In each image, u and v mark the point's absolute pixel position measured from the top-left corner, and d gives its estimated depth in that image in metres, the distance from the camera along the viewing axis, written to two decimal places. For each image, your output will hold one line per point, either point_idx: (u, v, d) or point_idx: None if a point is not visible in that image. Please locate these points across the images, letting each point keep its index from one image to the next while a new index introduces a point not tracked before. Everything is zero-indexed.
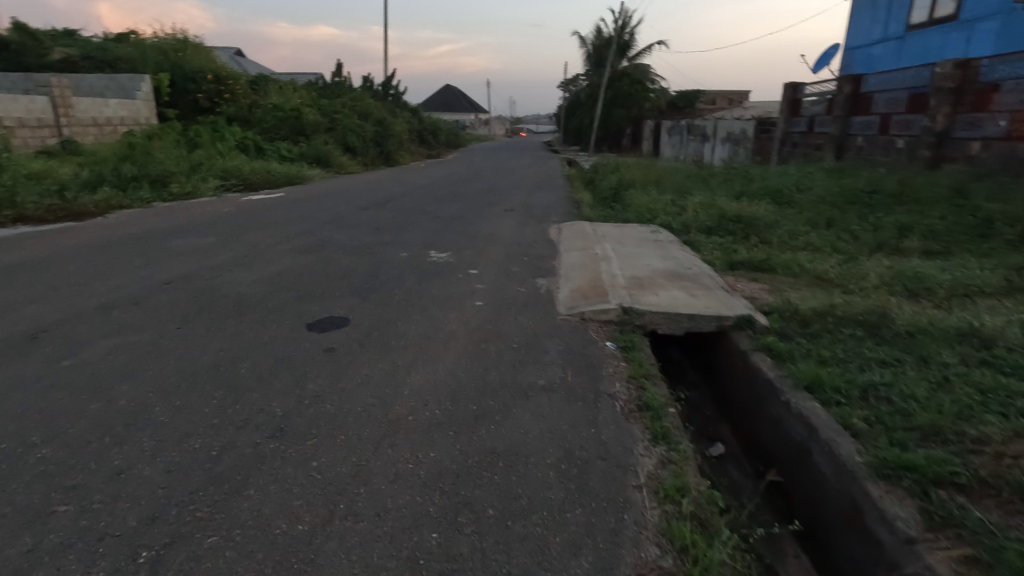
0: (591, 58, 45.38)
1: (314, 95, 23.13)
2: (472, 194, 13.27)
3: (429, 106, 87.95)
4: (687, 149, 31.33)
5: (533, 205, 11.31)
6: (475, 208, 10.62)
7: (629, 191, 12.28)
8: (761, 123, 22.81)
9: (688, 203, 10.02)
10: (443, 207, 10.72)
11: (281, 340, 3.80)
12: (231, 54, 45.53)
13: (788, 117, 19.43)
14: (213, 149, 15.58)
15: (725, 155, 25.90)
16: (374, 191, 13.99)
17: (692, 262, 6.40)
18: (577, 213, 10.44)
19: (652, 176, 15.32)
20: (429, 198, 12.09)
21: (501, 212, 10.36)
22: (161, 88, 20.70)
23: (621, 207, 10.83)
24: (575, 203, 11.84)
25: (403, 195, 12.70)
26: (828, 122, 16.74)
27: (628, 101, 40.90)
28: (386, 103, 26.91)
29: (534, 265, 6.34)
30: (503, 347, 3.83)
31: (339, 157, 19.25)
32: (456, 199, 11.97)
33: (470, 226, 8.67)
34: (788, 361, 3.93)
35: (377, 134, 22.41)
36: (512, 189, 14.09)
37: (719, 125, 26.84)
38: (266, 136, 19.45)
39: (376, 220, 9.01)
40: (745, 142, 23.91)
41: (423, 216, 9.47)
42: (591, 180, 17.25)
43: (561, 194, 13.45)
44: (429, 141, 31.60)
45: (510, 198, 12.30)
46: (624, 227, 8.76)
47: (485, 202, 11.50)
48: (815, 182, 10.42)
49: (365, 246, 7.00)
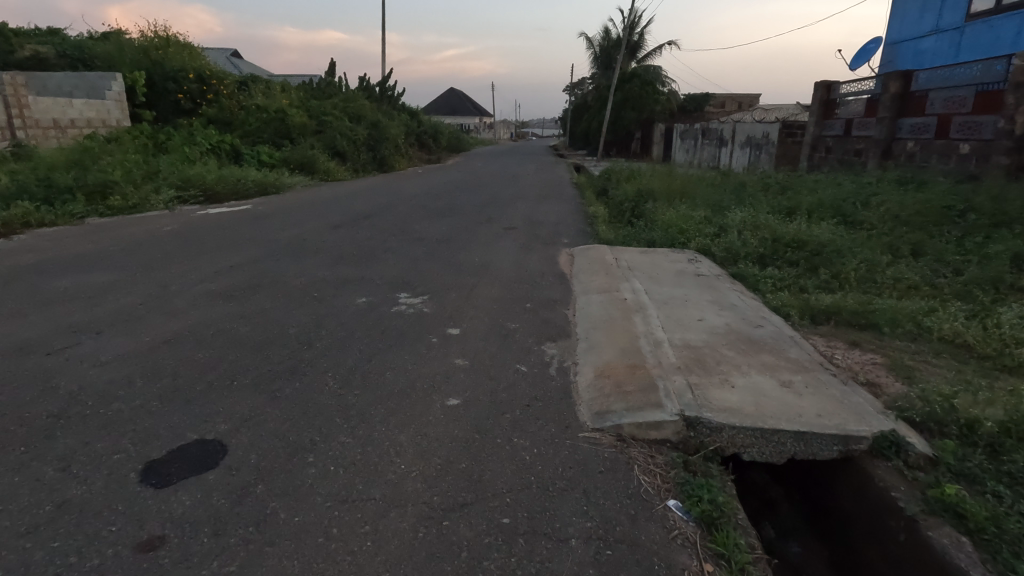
0: (599, 59, 43.56)
1: (303, 96, 21.51)
2: (468, 206, 11.57)
3: (433, 110, 86.46)
4: (702, 154, 29.51)
5: (538, 221, 9.64)
6: (469, 226, 8.94)
7: (649, 204, 10.57)
8: (786, 127, 21.00)
9: (727, 220, 8.31)
10: (433, 223, 9.05)
11: (78, 515, 2.09)
12: (226, 56, 44.05)
13: (820, 119, 17.64)
14: (182, 153, 13.97)
15: (744, 161, 24.10)
16: (359, 201, 12.32)
17: (760, 314, 4.63)
18: (592, 232, 8.78)
19: (672, 185, 13.58)
20: (419, 212, 10.43)
21: (501, 230, 8.70)
22: (136, 88, 19.13)
23: (644, 224, 9.13)
24: (587, 218, 10.18)
25: (390, 208, 11.03)
26: (870, 124, 14.95)
27: (638, 104, 39.05)
28: (383, 105, 25.27)
29: (541, 314, 4.65)
30: (483, 529, 2.10)
31: (326, 162, 17.58)
32: (449, 213, 10.31)
33: (461, 251, 7.00)
34: (1009, 552, 2.14)
35: (370, 138, 20.75)
36: (515, 201, 12.39)
37: (738, 128, 25.02)
38: (247, 140, 17.82)
39: (347, 241, 7.37)
40: (768, 147, 22.10)
41: (406, 237, 7.81)
42: (604, 189, 15.55)
43: (571, 207, 11.74)
44: (429, 145, 29.94)
45: (512, 212, 10.63)
46: (653, 254, 7.02)
47: (482, 218, 9.82)
48: (878, 194, 8.71)
49: (318, 283, 5.33)
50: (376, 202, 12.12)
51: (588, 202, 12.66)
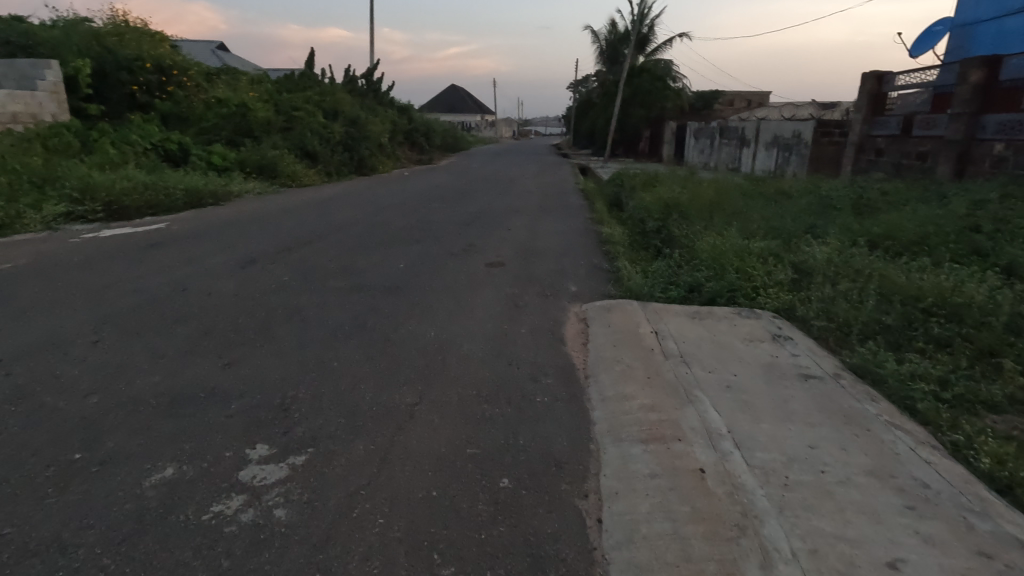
0: (605, 53, 40.87)
1: (274, 89, 19.01)
2: (447, 224, 9.13)
3: (434, 108, 83.88)
4: (720, 156, 26.95)
5: (533, 250, 7.21)
6: (439, 259, 6.51)
7: (682, 227, 8.11)
8: (822, 125, 18.44)
9: (805, 257, 5.81)
10: (390, 256, 6.60)
11: None
12: (212, 48, 41.49)
13: (869, 116, 15.13)
14: (107, 153, 11.58)
15: (770, 163, 21.60)
16: (314, 216, 9.89)
17: (999, 531, 2.14)
18: (610, 270, 6.35)
19: (703, 197, 11.11)
20: (381, 235, 8.01)
21: (482, 266, 6.27)
22: (79, 77, 16.67)
23: (683, 258, 6.65)
24: (601, 245, 7.73)
25: (347, 227, 8.63)
26: (938, 122, 12.44)
27: (647, 101, 36.41)
28: (368, 100, 22.79)
29: (528, 523, 2.18)
30: None
31: (291, 164, 15.15)
32: (421, 238, 7.89)
33: (413, 312, 4.55)
34: None
35: (348, 137, 18.30)
36: (508, 218, 9.96)
37: (763, 127, 22.48)
38: (202, 138, 15.38)
39: (247, 292, 4.95)
40: (801, 148, 19.54)
41: (339, 282, 5.37)
42: (618, 199, 13.08)
43: (579, 226, 9.27)
44: (421, 144, 27.49)
45: (503, 235, 8.20)
46: (713, 319, 4.53)
47: (461, 246, 7.38)
48: (1013, 219, 6.20)
49: (113, 408, 2.87)
50: (334, 218, 9.69)
51: (598, 218, 10.25)
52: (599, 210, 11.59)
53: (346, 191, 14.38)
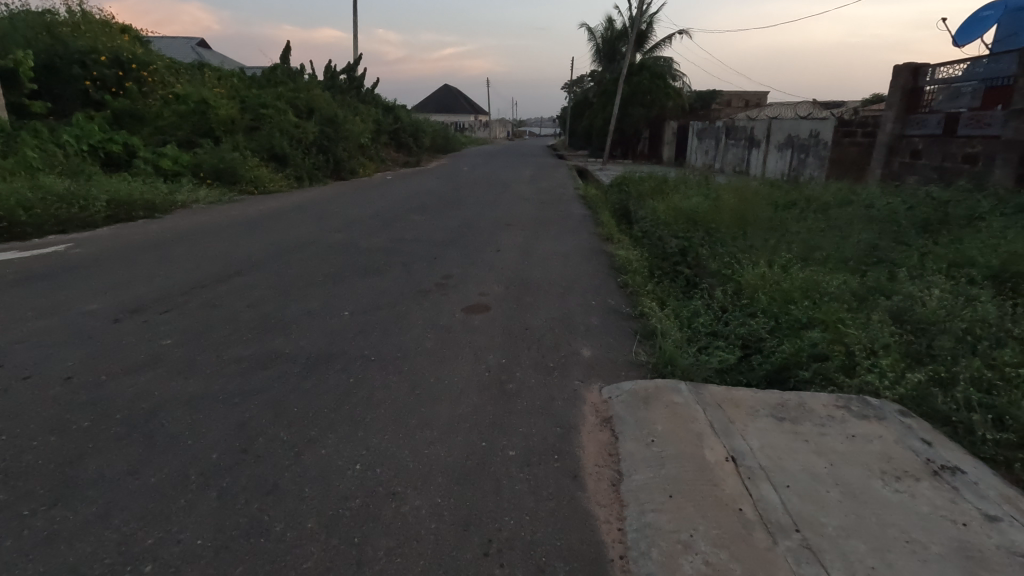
0: (603, 51, 39.21)
1: (242, 84, 17.24)
2: (421, 242, 7.45)
3: (427, 108, 82.07)
4: (727, 158, 25.37)
5: (526, 283, 5.54)
6: (399, 302, 4.80)
7: (720, 252, 6.47)
8: (844, 125, 16.88)
9: (910, 305, 4.16)
10: (334, 297, 4.89)
11: None
12: (193, 45, 39.57)
13: (902, 113, 13.55)
14: (25, 157, 9.83)
15: (784, 165, 20.08)
16: (263, 230, 8.16)
17: None
18: (634, 318, 4.70)
19: (727, 206, 9.48)
20: (332, 258, 6.30)
21: (459, 312, 4.58)
22: (21, 71, 14.85)
23: (731, 298, 5.01)
24: (615, 276, 6.06)
25: (296, 247, 6.93)
26: (991, 120, 10.90)
27: (647, 101, 34.80)
28: (349, 97, 21.00)
29: None
30: None
31: (253, 167, 13.42)
32: (384, 262, 6.18)
33: (337, 415, 2.88)
34: None
35: (322, 138, 16.55)
36: (496, 233, 8.28)
37: (776, 126, 20.88)
38: (155, 139, 13.61)
39: (94, 373, 3.25)
40: (821, 150, 17.94)
41: (242, 349, 3.66)
42: (626, 209, 11.41)
43: (584, 246, 7.60)
44: (409, 145, 25.84)
45: (489, 261, 6.50)
46: (814, 424, 2.86)
47: (434, 276, 5.69)
48: None
49: None
50: (286, 233, 7.97)
51: (607, 233, 8.58)
52: (605, 222, 9.92)
53: (318, 199, 12.67)
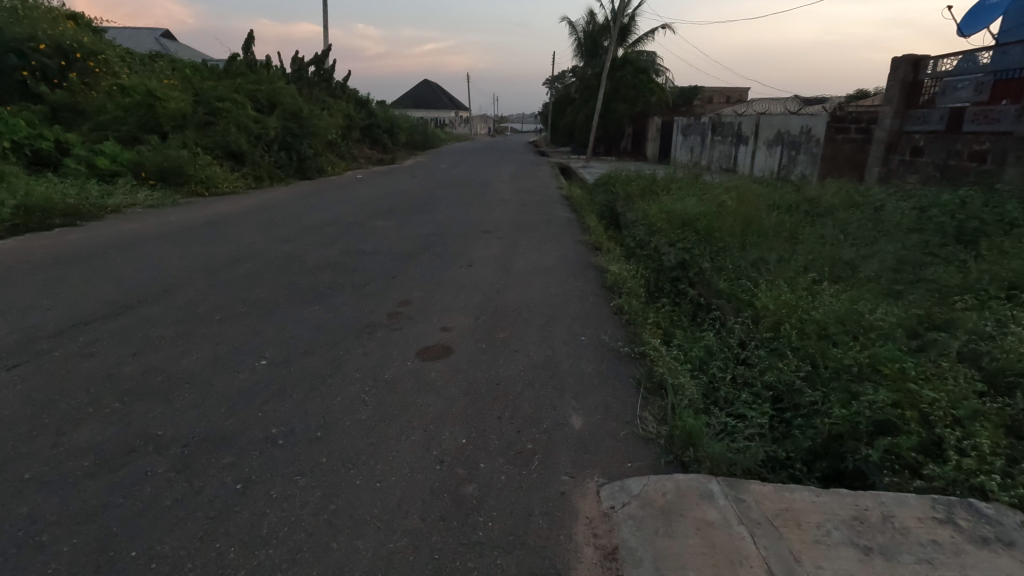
0: (585, 45, 38.27)
1: (197, 74, 15.89)
2: (381, 256, 6.40)
3: (406, 103, 80.42)
4: (714, 155, 24.67)
5: (500, 312, 4.54)
6: (338, 343, 3.77)
7: (729, 269, 5.59)
8: (837, 120, 16.18)
9: (984, 349, 3.30)
10: (255, 337, 3.85)
11: None
12: (158, 36, 37.68)
13: (901, 108, 12.85)
14: None
15: (774, 162, 19.37)
16: (199, 240, 7.04)
17: None
18: (636, 362, 3.74)
19: (727, 209, 8.60)
20: (268, 279, 5.23)
21: (412, 358, 3.57)
22: None
23: (750, 331, 4.12)
24: (609, 300, 5.09)
25: (230, 262, 5.84)
26: (1001, 116, 10.19)
27: (631, 95, 33.96)
28: (317, 91, 19.75)
29: None
30: None
31: (203, 165, 12.19)
32: (330, 283, 5.15)
33: (200, 563, 1.87)
34: None
35: (285, 134, 15.33)
36: (469, 243, 7.27)
37: (765, 122, 20.19)
38: (96, 135, 12.29)
39: None
40: (813, 146, 17.25)
41: (96, 433, 2.61)
42: (615, 212, 10.48)
43: (570, 259, 6.63)
44: (384, 142, 24.66)
45: (457, 279, 5.49)
46: (916, 559, 1.95)
47: (389, 303, 4.67)
48: None
49: None
50: (225, 244, 6.87)
51: (595, 241, 7.63)
52: (593, 227, 8.97)
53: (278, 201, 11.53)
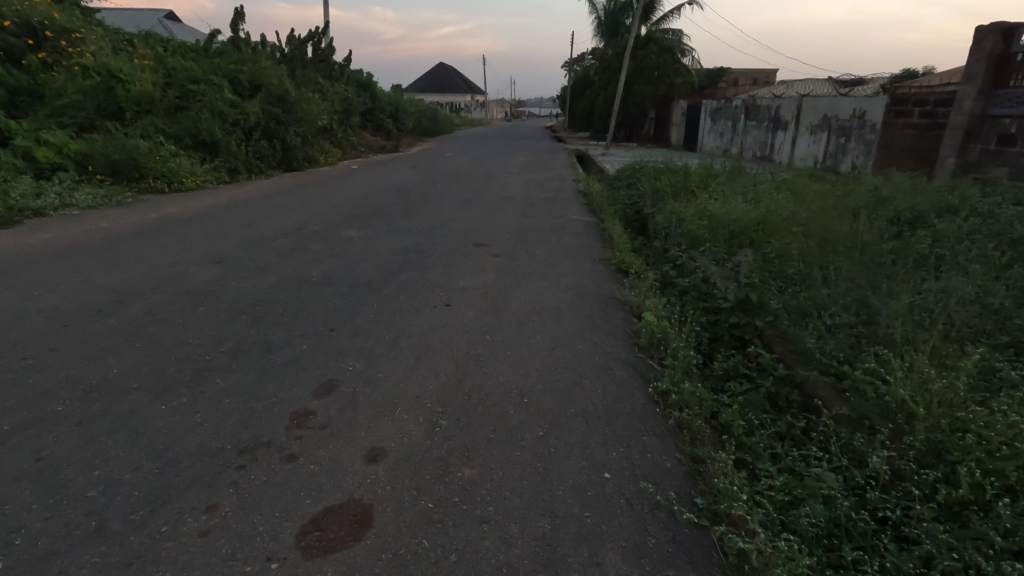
0: (605, 25, 35.97)
1: (173, 52, 14.28)
2: (331, 288, 4.75)
3: (420, 87, 78.36)
4: (748, 142, 22.52)
5: (474, 408, 2.86)
6: (170, 501, 2.13)
7: (818, 328, 3.96)
8: (897, 102, 14.10)
9: None
10: (30, 482, 2.21)
11: None
12: (160, 17, 36.10)
13: (985, 89, 10.76)
14: None
15: (819, 151, 17.32)
16: (106, 260, 5.44)
17: None
18: (706, 547, 2.05)
19: (784, 219, 6.84)
20: (145, 336, 3.60)
21: (291, 548, 1.93)
22: None
23: (896, 458, 2.51)
24: (645, 374, 3.38)
25: (115, 302, 4.22)
26: None
27: (654, 77, 31.65)
28: (312, 73, 18.08)
29: None
30: None
31: (165, 156, 10.61)
32: (233, 345, 3.51)
33: None
34: None
35: (268, 120, 13.69)
36: (454, 265, 5.58)
37: (809, 105, 18.07)
38: (47, 121, 10.74)
39: None
40: (867, 132, 15.15)
41: None
42: (643, 217, 8.70)
43: (585, 291, 4.90)
44: (387, 127, 23.01)
45: (422, 333, 3.81)
46: None
47: (304, 390, 3.01)
48: None
49: None
50: (136, 268, 5.25)
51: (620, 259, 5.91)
52: (617, 237, 7.23)
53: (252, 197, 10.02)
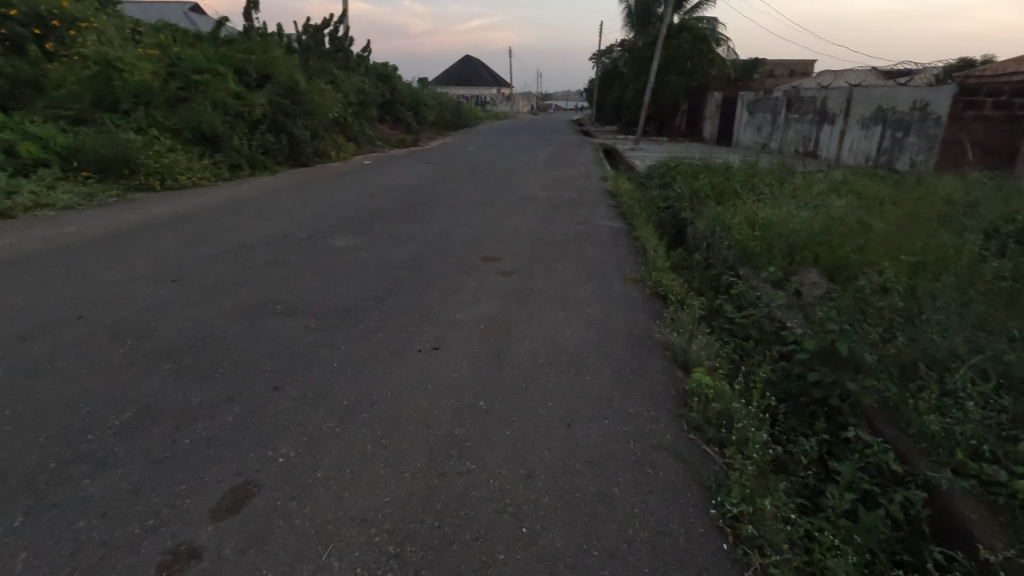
0: (636, 14, 34.44)
1: (180, 41, 13.55)
2: (296, 318, 3.82)
3: (446, 81, 77.46)
4: (789, 136, 21.00)
5: (443, 554, 1.88)
6: None
7: (936, 400, 2.92)
8: (967, 92, 12.61)
9: None
10: None
11: None
12: (185, 10, 35.87)
13: None
14: None
15: (871, 147, 15.84)
16: (45, 276, 4.60)
17: None
18: None
19: (856, 232, 5.71)
20: (28, 395, 2.72)
21: None
22: None
23: None
24: (702, 476, 2.37)
25: (19, 339, 3.35)
26: None
27: (687, 68, 30.08)
28: (327, 64, 17.25)
29: None
30: None
31: (160, 151, 9.88)
32: (134, 414, 2.60)
33: None
34: None
35: (276, 113, 12.91)
36: (453, 286, 4.61)
37: (860, 96, 16.52)
38: (39, 114, 10.09)
39: None
40: (929, 125, 13.62)
41: None
42: (682, 223, 7.60)
43: (613, 328, 3.87)
44: (407, 121, 22.16)
45: (395, 395, 2.85)
46: None
47: (204, 503, 2.08)
48: None
49: None
50: (75, 286, 4.41)
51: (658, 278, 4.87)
52: (653, 247, 6.16)
53: (250, 196, 9.22)
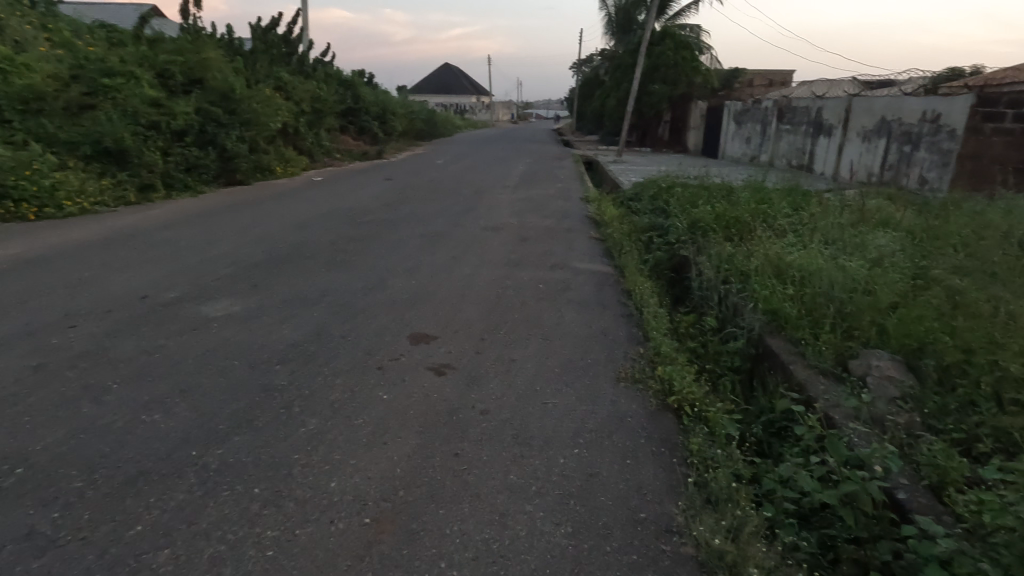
0: (617, 22, 33.21)
1: (94, 38, 11.65)
2: (28, 509, 2.11)
3: (424, 88, 75.83)
4: (781, 148, 19.75)
5: None
6: None
7: None
8: (985, 103, 11.31)
9: None
10: None
11: None
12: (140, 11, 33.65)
13: None
14: None
15: (875, 161, 14.54)
16: None
17: None
18: None
19: (924, 297, 4.22)
20: None
21: None
22: None
23: None
24: None
25: None
26: None
27: (671, 76, 28.83)
28: (277, 68, 15.45)
29: None
30: None
31: (42, 168, 8.07)
32: None
33: None
34: None
35: (204, 122, 11.08)
36: (350, 405, 2.94)
37: (860, 107, 15.24)
38: None
39: None
40: (940, 139, 12.33)
41: None
42: (683, 265, 6.06)
43: (605, 509, 2.25)
44: (373, 130, 20.43)
45: None
46: None
47: None
48: None
49: None
50: None
51: (669, 375, 3.28)
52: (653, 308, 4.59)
53: (151, 227, 7.48)
